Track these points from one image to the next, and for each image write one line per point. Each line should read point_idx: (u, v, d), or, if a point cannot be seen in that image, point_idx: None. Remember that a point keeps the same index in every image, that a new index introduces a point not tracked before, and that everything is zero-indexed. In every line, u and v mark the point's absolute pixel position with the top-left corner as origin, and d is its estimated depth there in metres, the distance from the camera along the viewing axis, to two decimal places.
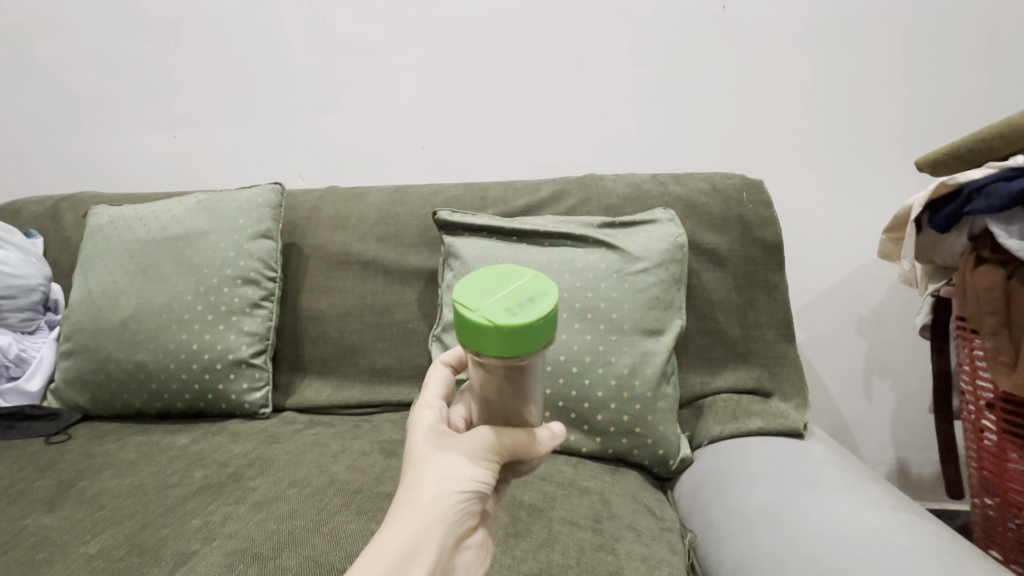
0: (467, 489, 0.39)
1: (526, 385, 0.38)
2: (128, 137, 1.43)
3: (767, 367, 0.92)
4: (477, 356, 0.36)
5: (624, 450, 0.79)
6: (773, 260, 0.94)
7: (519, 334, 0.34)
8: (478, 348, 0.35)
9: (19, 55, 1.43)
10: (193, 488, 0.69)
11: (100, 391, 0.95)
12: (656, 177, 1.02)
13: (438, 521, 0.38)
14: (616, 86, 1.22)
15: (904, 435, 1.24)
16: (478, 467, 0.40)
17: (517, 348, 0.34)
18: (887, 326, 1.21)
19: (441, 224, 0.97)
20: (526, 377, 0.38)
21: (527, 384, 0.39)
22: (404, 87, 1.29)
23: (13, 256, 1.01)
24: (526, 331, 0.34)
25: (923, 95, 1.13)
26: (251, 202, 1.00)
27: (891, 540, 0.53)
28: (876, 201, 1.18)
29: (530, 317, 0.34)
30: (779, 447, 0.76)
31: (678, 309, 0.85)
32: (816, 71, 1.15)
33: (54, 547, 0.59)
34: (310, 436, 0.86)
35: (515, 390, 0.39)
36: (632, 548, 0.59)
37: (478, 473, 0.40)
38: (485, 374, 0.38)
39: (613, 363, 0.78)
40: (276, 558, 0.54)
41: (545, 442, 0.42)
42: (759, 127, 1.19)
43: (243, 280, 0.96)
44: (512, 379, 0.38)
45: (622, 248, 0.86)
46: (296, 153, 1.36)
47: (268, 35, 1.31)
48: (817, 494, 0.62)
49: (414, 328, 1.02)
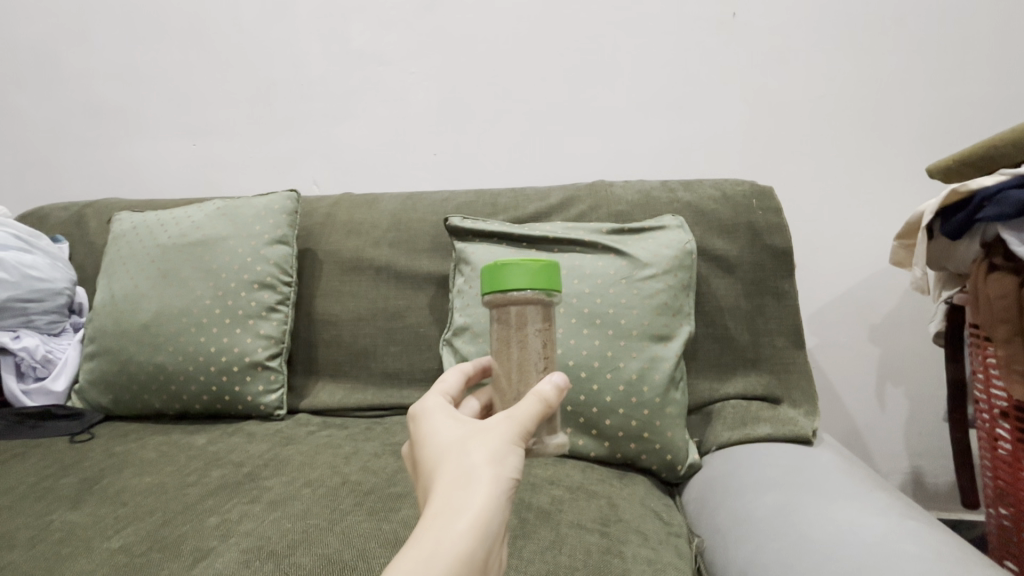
0: (515, 475, 0.41)
1: (524, 340, 0.48)
2: (149, 145, 1.47)
3: (776, 374, 0.92)
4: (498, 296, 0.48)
5: (633, 455, 0.79)
6: (782, 267, 0.95)
7: (527, 274, 0.46)
8: (499, 287, 0.47)
9: (49, 68, 1.48)
10: (211, 486, 0.71)
11: (121, 392, 0.98)
12: (665, 184, 1.03)
13: (499, 507, 0.39)
14: (626, 94, 1.23)
15: (920, 443, 1.22)
16: (514, 454, 0.42)
17: (495, 278, 0.47)
18: (900, 333, 1.20)
19: (452, 230, 0.99)
20: (508, 332, 0.49)
21: (531, 340, 0.48)
22: (417, 96, 1.31)
23: (41, 261, 1.05)
24: (509, 269, 0.46)
25: (936, 101, 1.13)
26: (268, 209, 1.03)
27: (901, 547, 0.52)
28: (889, 206, 1.17)
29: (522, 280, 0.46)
30: (788, 453, 0.76)
31: (686, 315, 0.85)
32: (826, 79, 1.16)
33: (79, 541, 0.61)
34: (324, 438, 0.88)
35: (523, 343, 0.48)
36: (639, 551, 0.59)
37: (513, 462, 0.42)
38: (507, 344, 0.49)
39: (622, 368, 0.79)
40: (291, 555, 0.55)
41: (551, 395, 0.45)
42: (771, 134, 1.19)
43: (260, 284, 0.98)
44: (504, 337, 0.49)
45: (630, 254, 0.86)
46: (311, 161, 1.39)
47: (288, 46, 1.35)
48: (824, 500, 0.62)
49: (426, 332, 1.03)
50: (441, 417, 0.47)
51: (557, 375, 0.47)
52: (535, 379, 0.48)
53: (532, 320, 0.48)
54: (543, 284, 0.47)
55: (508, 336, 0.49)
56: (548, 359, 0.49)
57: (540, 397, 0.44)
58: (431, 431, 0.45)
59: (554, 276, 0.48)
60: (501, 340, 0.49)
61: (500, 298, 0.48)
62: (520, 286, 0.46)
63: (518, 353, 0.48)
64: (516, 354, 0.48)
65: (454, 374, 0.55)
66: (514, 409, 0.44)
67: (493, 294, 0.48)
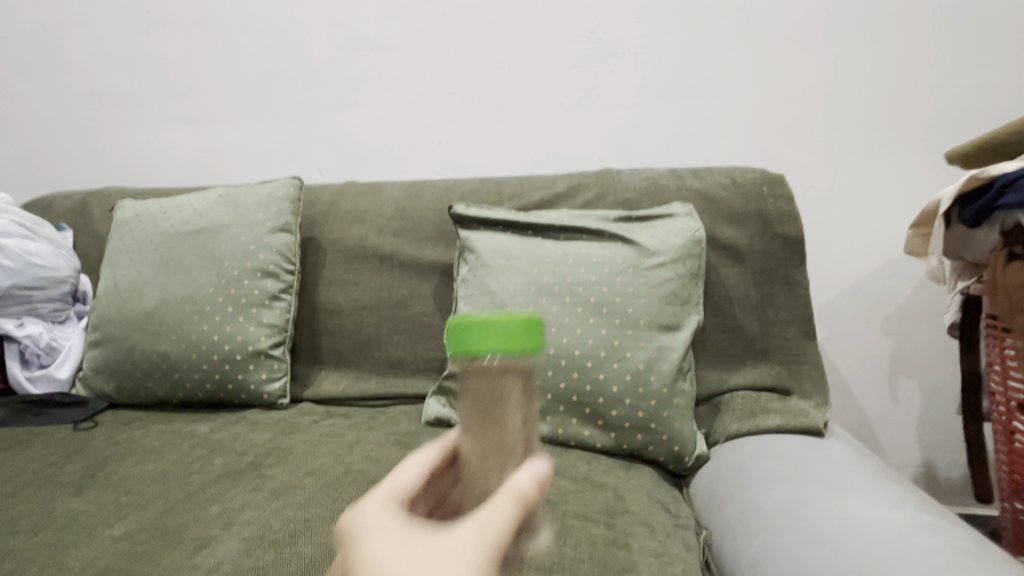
0: None
1: (500, 417, 0.34)
2: (153, 134, 1.46)
3: (786, 365, 0.90)
4: (466, 364, 0.35)
5: (639, 446, 0.78)
6: (794, 256, 0.92)
7: (500, 332, 0.34)
8: (466, 351, 0.35)
9: (52, 56, 1.47)
10: (214, 475, 0.70)
11: (124, 380, 0.97)
12: (673, 171, 1.01)
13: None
14: (635, 79, 1.20)
15: (933, 436, 1.20)
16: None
17: (459, 341, 0.35)
18: (914, 325, 1.18)
19: (457, 218, 0.97)
20: (480, 407, 0.34)
21: (508, 412, 0.34)
22: (422, 83, 1.29)
23: (45, 249, 1.05)
24: (476, 328, 0.34)
25: (954, 86, 1.10)
26: (271, 196, 1.02)
27: (916, 540, 0.51)
28: (904, 194, 1.14)
29: (492, 343, 0.34)
30: (798, 445, 0.75)
31: (695, 305, 0.83)
32: (841, 63, 1.13)
33: (81, 528, 0.60)
34: (327, 427, 0.87)
35: (498, 419, 0.34)
36: (645, 544, 0.58)
37: None
38: (477, 423, 0.35)
39: (629, 358, 0.78)
40: (292, 544, 0.54)
41: (533, 493, 0.33)
42: (783, 121, 1.17)
43: (263, 272, 0.97)
44: (472, 414, 0.35)
45: (638, 242, 0.85)
46: (315, 149, 1.37)
47: (291, 31, 1.33)
48: (835, 493, 0.61)
49: (430, 321, 1.02)
50: (382, 535, 0.33)
51: (542, 465, 0.34)
52: (512, 466, 0.35)
53: (509, 390, 0.34)
54: (525, 345, 0.35)
55: (479, 418, 0.35)
56: (529, 439, 0.36)
57: (516, 498, 0.32)
58: (369, 562, 0.31)
59: (535, 332, 0.36)
60: (469, 417, 0.35)
61: (467, 366, 0.35)
62: (492, 350, 0.34)
63: (492, 434, 0.35)
64: (488, 436, 0.35)
65: (416, 459, 0.39)
66: (482, 519, 0.31)
67: (458, 359, 0.36)
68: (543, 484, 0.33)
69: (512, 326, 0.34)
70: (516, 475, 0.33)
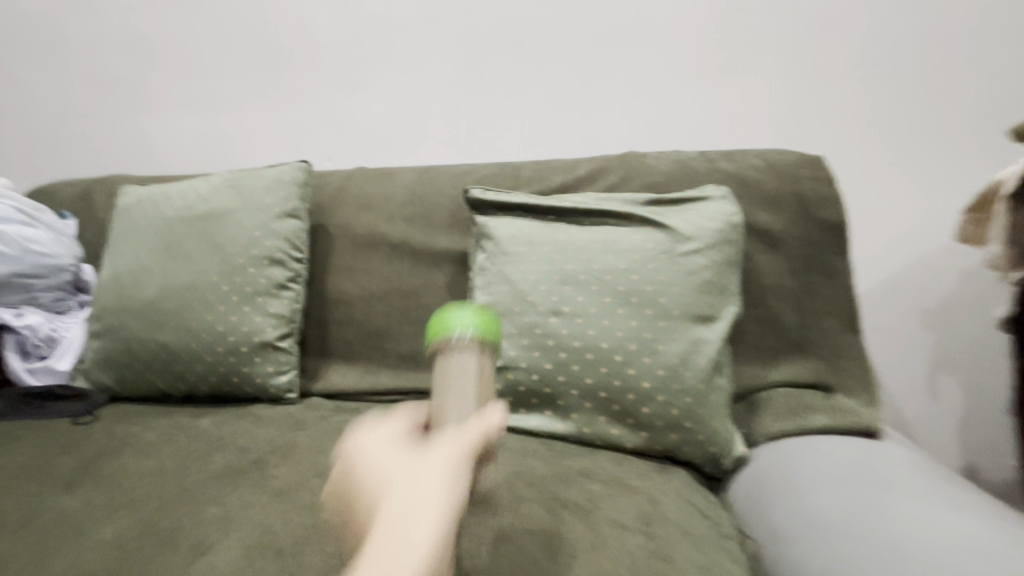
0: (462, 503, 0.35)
1: (462, 374, 0.44)
2: (157, 120, 1.41)
3: (828, 360, 0.83)
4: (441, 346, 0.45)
5: (672, 447, 0.72)
6: (836, 242, 0.86)
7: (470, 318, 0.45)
8: (442, 331, 0.44)
9: (56, 41, 1.43)
10: (215, 473, 0.66)
11: (126, 372, 0.93)
12: (703, 153, 0.94)
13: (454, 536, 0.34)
14: (659, 58, 1.14)
15: (977, 439, 1.12)
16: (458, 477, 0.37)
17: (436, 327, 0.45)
18: (958, 319, 1.10)
19: (472, 203, 0.91)
20: (447, 369, 0.44)
21: (467, 373, 0.44)
22: (434, 64, 1.24)
23: (45, 236, 1.01)
24: (449, 318, 0.45)
25: (1007, 61, 1.02)
26: (278, 180, 0.97)
27: (1013, 558, 0.45)
28: (949, 179, 1.07)
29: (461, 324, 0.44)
30: (849, 447, 0.68)
31: (732, 294, 0.77)
32: (883, 38, 1.05)
33: (70, 530, 0.55)
34: (336, 423, 0.82)
35: (462, 378, 0.44)
36: (688, 556, 0.52)
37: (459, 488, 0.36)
38: (445, 376, 0.44)
39: (661, 352, 0.72)
40: (298, 552, 0.49)
41: (494, 422, 0.40)
42: (818, 100, 1.09)
43: (269, 260, 0.92)
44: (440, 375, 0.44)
45: (671, 227, 0.78)
46: (323, 134, 1.32)
47: (298, 11, 1.28)
48: (904, 505, 0.55)
49: (444, 312, 0.97)
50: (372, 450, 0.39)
51: (499, 411, 0.41)
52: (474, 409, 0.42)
53: (469, 358, 0.44)
54: (487, 326, 0.45)
55: (449, 377, 0.44)
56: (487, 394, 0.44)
57: (483, 426, 0.39)
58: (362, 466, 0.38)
59: (494, 321, 0.46)
60: (439, 379, 0.44)
61: (439, 346, 0.44)
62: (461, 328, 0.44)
63: (457, 385, 0.43)
64: (455, 391, 0.43)
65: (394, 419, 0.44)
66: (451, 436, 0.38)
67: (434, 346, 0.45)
68: (502, 422, 0.41)
69: (477, 314, 0.45)
70: (483, 411, 0.41)
